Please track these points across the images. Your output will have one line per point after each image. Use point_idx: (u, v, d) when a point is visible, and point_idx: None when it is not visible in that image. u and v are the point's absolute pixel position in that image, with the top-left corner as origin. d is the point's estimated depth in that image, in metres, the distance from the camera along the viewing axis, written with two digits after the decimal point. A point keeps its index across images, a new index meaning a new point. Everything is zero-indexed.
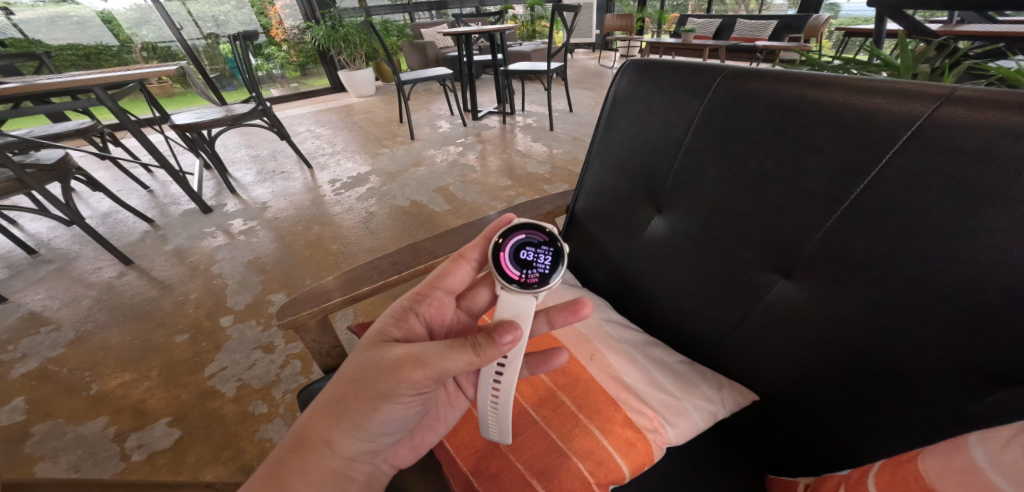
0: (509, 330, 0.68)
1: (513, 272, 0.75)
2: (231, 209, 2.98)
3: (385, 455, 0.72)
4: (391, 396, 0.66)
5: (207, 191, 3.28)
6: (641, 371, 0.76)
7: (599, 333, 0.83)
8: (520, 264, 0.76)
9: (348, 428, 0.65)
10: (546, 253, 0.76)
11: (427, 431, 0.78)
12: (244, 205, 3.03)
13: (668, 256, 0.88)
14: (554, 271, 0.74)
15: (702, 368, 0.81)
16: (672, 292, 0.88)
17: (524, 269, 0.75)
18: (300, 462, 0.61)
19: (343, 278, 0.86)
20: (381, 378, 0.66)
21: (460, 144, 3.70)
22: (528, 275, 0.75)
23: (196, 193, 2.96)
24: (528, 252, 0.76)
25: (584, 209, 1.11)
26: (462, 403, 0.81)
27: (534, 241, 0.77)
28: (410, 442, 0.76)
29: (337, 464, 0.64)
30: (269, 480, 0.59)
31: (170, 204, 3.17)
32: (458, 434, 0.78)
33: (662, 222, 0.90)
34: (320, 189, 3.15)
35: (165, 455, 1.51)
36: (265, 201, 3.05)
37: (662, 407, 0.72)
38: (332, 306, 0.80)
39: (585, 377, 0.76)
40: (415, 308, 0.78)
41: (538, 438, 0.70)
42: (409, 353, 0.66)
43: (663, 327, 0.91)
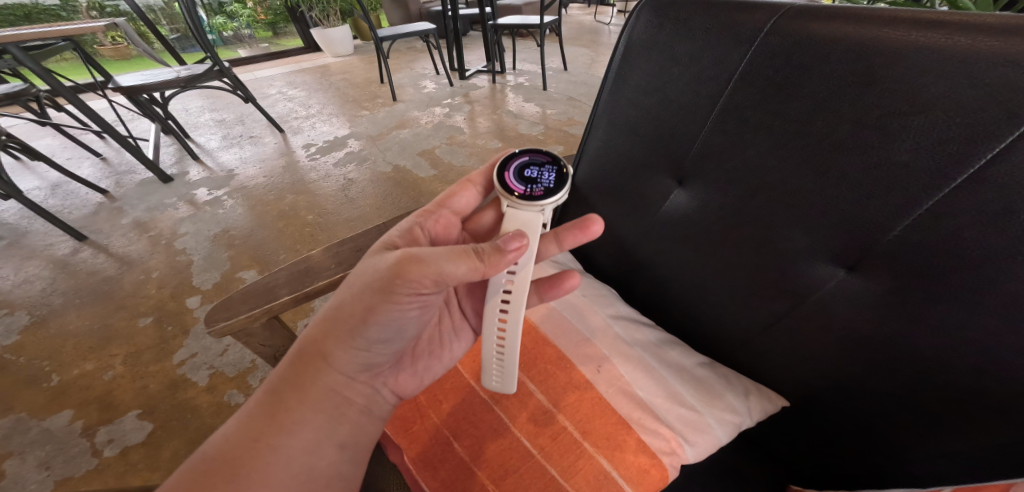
0: (516, 237, 0.58)
1: (515, 186, 0.65)
2: (195, 178, 2.72)
3: (386, 378, 0.64)
4: (390, 298, 0.55)
5: (169, 159, 3.00)
6: (656, 381, 0.62)
7: (605, 336, 0.66)
8: (522, 181, 0.65)
9: (343, 339, 0.57)
10: (550, 172, 0.65)
11: (427, 357, 0.69)
12: (209, 173, 2.77)
13: (692, 239, 0.75)
14: (559, 189, 0.63)
15: (724, 371, 0.69)
16: (695, 280, 0.75)
17: (527, 184, 0.64)
18: (299, 375, 0.56)
19: (296, 271, 0.72)
20: (373, 288, 0.55)
21: (446, 106, 3.41)
22: (532, 190, 0.64)
23: (153, 162, 2.68)
24: (532, 172, 0.66)
25: (587, 179, 0.95)
26: (467, 334, 0.73)
27: (539, 162, 0.66)
28: (410, 366, 0.67)
29: (335, 381, 0.57)
30: (270, 398, 0.54)
31: (129, 174, 2.89)
32: (437, 472, 0.58)
33: (685, 198, 0.76)
34: (293, 155, 2.89)
35: (139, 451, 1.40)
36: (234, 169, 2.79)
37: (681, 424, 0.59)
38: (281, 308, 0.66)
39: (590, 394, 0.60)
40: (421, 223, 0.70)
41: (533, 475, 0.55)
42: (407, 254, 0.55)
43: (680, 318, 0.80)
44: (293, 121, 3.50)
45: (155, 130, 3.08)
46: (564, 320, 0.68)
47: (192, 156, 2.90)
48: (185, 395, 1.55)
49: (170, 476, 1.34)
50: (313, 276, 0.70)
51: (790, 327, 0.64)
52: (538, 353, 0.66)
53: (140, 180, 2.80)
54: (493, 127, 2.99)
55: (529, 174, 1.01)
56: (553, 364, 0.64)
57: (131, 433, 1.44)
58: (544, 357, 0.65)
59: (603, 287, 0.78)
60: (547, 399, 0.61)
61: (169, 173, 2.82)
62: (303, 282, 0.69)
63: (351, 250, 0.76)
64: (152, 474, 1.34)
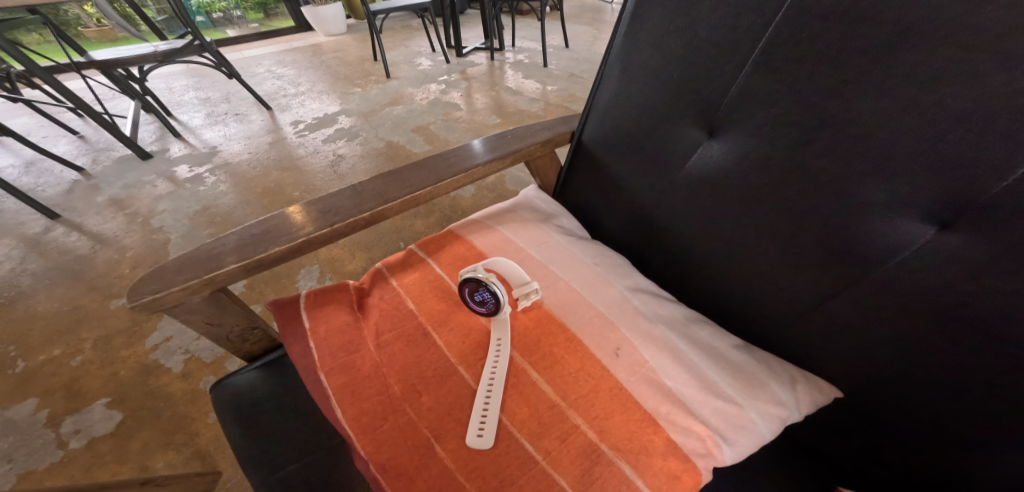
0: None
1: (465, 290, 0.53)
2: (176, 155, 2.52)
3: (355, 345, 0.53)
4: None
5: (146, 133, 2.79)
6: (686, 368, 0.50)
7: (623, 312, 0.53)
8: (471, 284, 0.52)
9: None
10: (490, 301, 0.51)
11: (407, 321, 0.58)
12: (191, 150, 2.57)
13: (725, 200, 0.62)
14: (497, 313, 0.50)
15: (762, 355, 0.57)
16: (728, 248, 0.63)
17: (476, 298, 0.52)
18: None
19: (248, 236, 0.59)
20: None
21: (443, 82, 3.24)
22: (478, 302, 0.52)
23: (132, 139, 2.48)
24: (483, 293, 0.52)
25: (596, 136, 0.82)
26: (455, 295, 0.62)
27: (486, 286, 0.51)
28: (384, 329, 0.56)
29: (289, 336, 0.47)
30: None
31: (103, 148, 2.69)
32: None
33: (719, 152, 0.62)
34: (279, 131, 2.73)
35: (107, 442, 1.29)
36: (216, 145, 2.60)
37: (717, 420, 0.48)
38: (232, 279, 0.55)
39: (607, 383, 0.46)
40: None
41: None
42: None
43: (707, 295, 0.68)
44: (280, 96, 3.27)
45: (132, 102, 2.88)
46: (571, 293, 0.55)
47: (172, 130, 2.68)
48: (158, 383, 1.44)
49: (141, 469, 1.23)
50: (270, 240, 0.58)
51: (850, 302, 0.52)
52: (539, 329, 0.51)
53: (114, 154, 2.58)
54: (492, 103, 2.83)
55: (529, 133, 0.88)
56: (559, 343, 0.49)
57: (98, 424, 1.32)
58: (547, 334, 0.50)
59: (615, 257, 0.66)
60: (551, 388, 0.46)
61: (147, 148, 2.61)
62: (255, 248, 0.57)
63: (317, 213, 0.64)
64: (121, 467, 1.24)
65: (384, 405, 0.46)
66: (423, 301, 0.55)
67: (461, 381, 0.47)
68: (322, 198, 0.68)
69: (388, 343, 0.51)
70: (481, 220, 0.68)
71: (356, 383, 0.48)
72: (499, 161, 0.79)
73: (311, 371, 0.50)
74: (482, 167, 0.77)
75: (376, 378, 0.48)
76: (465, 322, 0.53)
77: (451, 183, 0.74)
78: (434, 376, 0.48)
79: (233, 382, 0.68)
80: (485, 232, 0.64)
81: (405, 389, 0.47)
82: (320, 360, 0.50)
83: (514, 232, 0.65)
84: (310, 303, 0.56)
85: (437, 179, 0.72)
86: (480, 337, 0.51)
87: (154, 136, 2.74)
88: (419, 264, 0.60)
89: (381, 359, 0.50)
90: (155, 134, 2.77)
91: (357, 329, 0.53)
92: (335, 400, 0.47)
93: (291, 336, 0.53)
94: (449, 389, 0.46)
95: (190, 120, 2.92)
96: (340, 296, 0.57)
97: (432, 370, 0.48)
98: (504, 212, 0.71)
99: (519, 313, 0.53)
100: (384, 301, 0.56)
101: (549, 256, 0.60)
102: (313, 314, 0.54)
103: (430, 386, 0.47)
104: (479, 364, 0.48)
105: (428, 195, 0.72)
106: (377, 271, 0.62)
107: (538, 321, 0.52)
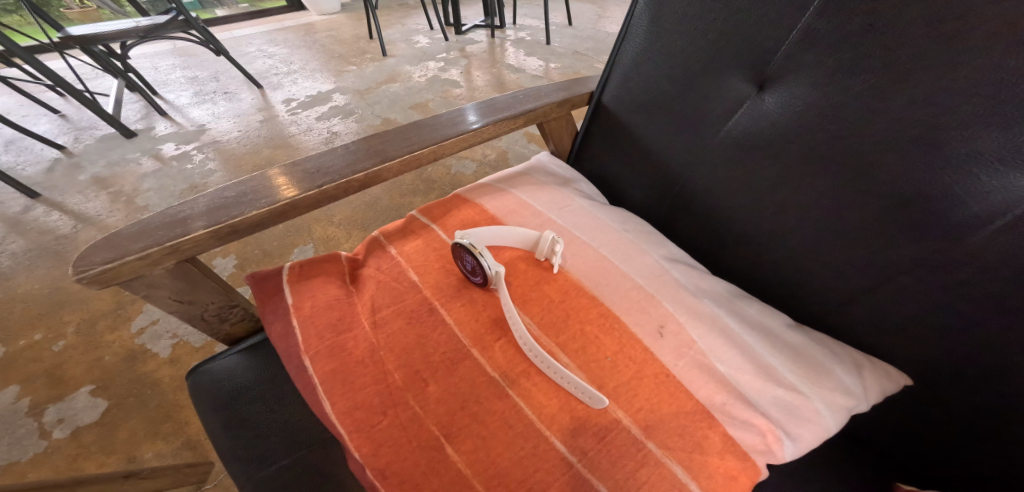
0: None
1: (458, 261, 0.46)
2: (162, 132, 2.38)
3: None
4: None
5: (130, 109, 2.62)
6: (740, 350, 0.42)
7: (664, 285, 0.45)
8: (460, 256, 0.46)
9: None
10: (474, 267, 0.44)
11: None
12: (178, 127, 2.41)
13: (778, 162, 0.53)
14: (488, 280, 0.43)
15: (819, 337, 0.49)
16: (777, 217, 0.55)
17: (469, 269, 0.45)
18: None
19: (218, 199, 0.50)
20: None
21: (441, 59, 3.10)
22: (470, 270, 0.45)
23: (114, 115, 2.32)
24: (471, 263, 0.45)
25: (619, 95, 0.72)
26: None
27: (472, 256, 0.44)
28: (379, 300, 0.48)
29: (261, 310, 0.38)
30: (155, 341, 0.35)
31: (84, 126, 2.53)
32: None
33: (772, 106, 0.53)
34: (271, 109, 2.59)
35: (92, 432, 1.18)
36: (205, 122, 2.45)
37: (778, 411, 0.40)
38: (203, 247, 0.47)
39: (651, 369, 0.38)
40: None
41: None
42: None
43: (747, 271, 0.60)
44: (273, 72, 3.04)
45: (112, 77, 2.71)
46: (601, 264, 0.47)
47: (157, 107, 2.54)
48: (147, 367, 1.32)
49: (129, 460, 1.13)
50: (246, 203, 0.50)
51: (933, 277, 0.44)
52: (566, 304, 0.43)
53: (97, 131, 2.44)
54: (493, 81, 2.70)
55: (541, 92, 0.79)
56: (591, 320, 0.41)
57: (83, 412, 1.22)
58: (576, 310, 0.42)
59: (646, 225, 0.57)
60: (584, 375, 0.38)
61: (130, 125, 2.46)
62: (227, 212, 0.48)
63: (302, 174, 0.55)
64: (107, 459, 1.13)
65: (381, 394, 0.38)
66: (428, 272, 0.47)
67: (474, 365, 0.39)
68: (308, 159, 0.59)
69: (387, 321, 0.43)
70: (493, 184, 0.62)
71: (348, 368, 0.40)
72: (510, 120, 0.71)
73: (294, 354, 0.42)
74: (492, 126, 0.69)
75: (372, 363, 0.40)
76: (478, 296, 0.45)
77: (456, 144, 0.67)
78: (442, 360, 0.40)
79: (213, 368, 0.60)
80: (499, 195, 0.58)
81: (406, 375, 0.39)
82: (305, 341, 0.42)
83: (531, 195, 0.58)
84: (294, 276, 0.47)
85: (441, 139, 0.65)
86: (496, 314, 0.43)
87: (138, 112, 2.58)
88: (422, 231, 0.53)
89: (379, 340, 0.42)
90: (138, 110, 2.61)
91: (350, 305, 0.45)
92: (321, 389, 0.39)
93: (271, 313, 0.45)
94: (460, 376, 0.39)
95: (176, 97, 2.75)
96: (331, 267, 0.49)
97: (439, 353, 0.40)
98: (517, 176, 0.64)
99: (541, 286, 0.45)
100: (382, 271, 0.48)
101: (572, 222, 0.53)
102: (297, 287, 0.46)
103: (437, 372, 0.39)
104: (496, 345, 0.40)
105: (432, 156, 0.65)
106: (374, 240, 0.54)
107: (564, 296, 0.44)
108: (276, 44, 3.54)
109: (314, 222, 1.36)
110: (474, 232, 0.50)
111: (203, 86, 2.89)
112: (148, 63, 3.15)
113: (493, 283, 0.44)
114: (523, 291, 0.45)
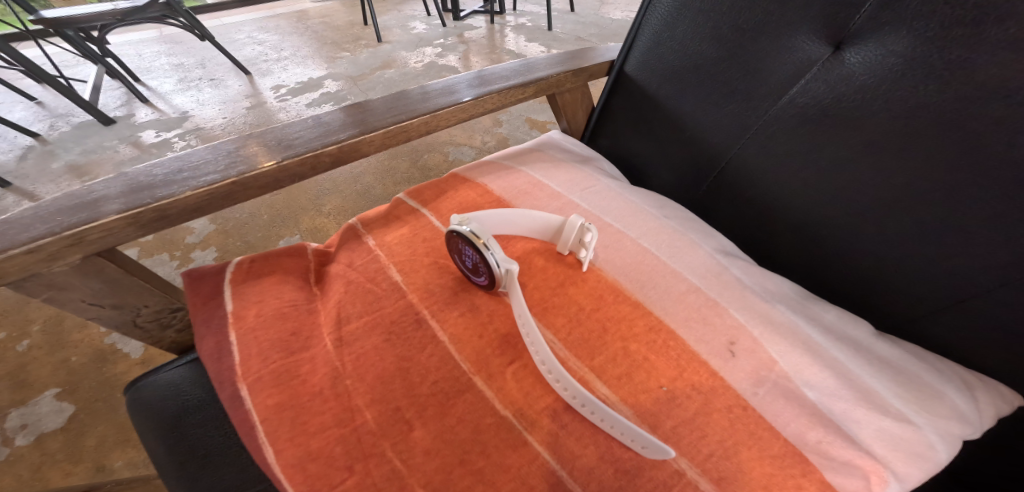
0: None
1: (454, 255, 0.36)
2: (143, 118, 2.20)
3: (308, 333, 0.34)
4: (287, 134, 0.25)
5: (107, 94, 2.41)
6: (831, 369, 0.32)
7: (726, 286, 0.35)
8: (455, 249, 0.36)
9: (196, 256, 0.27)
10: (474, 263, 0.34)
11: None
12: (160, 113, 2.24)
13: (859, 136, 0.42)
14: (495, 282, 0.34)
15: (911, 348, 0.39)
16: (852, 204, 0.44)
17: (468, 265, 0.35)
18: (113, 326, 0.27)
19: (145, 177, 0.39)
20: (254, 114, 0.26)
21: (438, 44, 2.89)
22: (470, 267, 0.35)
23: (89, 101, 2.13)
24: (470, 258, 0.35)
25: (649, 63, 0.60)
26: None
27: (470, 253, 0.34)
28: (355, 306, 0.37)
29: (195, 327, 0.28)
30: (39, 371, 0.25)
31: (61, 112, 2.30)
32: None
33: (853, 68, 0.42)
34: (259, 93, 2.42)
35: (57, 440, 0.91)
36: (188, 108, 2.27)
37: (885, 448, 0.29)
38: (118, 237, 0.36)
39: (721, 401, 0.29)
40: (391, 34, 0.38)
41: None
42: None
43: (802, 269, 0.50)
44: (263, 59, 2.74)
45: (91, 63, 2.40)
46: (641, 260, 0.37)
47: (138, 94, 2.30)
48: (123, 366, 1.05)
49: (97, 469, 0.87)
50: (181, 180, 0.39)
51: None
52: (601, 314, 0.34)
53: (75, 118, 2.24)
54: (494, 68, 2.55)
55: (551, 60, 0.68)
56: (637, 337, 0.32)
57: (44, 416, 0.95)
58: (614, 324, 0.33)
59: (686, 211, 0.47)
60: (630, 411, 0.29)
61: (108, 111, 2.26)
62: (151, 192, 0.37)
63: (259, 146, 0.44)
64: (72, 466, 0.87)
65: (345, 440, 0.27)
66: (415, 271, 0.37)
67: (477, 400, 0.29)
68: (270, 130, 0.48)
69: (359, 337, 0.32)
70: (499, 161, 0.51)
71: (300, 403, 0.29)
72: (517, 89, 0.60)
73: (227, 379, 0.31)
74: (496, 95, 0.58)
75: (334, 395, 0.29)
76: (481, 301, 0.35)
77: (452, 115, 0.56)
78: (434, 392, 0.29)
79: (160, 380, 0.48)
80: (506, 173, 0.48)
81: (382, 413, 0.28)
82: (243, 363, 0.31)
83: (546, 175, 0.48)
84: (240, 275, 0.37)
85: (434, 108, 0.54)
86: (508, 329, 0.33)
87: (119, 98, 2.35)
88: (409, 217, 0.43)
89: (345, 363, 0.31)
90: (119, 97, 2.36)
91: (310, 313, 0.35)
92: (261, 428, 0.28)
93: (204, 324, 0.34)
94: (458, 415, 0.28)
95: (159, 83, 2.46)
96: (290, 264, 0.39)
97: (428, 382, 0.30)
98: (527, 153, 0.54)
99: (565, 289, 0.36)
100: (354, 269, 0.38)
101: (598, 207, 0.43)
102: (242, 290, 0.36)
103: (427, 408, 0.29)
104: (507, 372, 0.30)
105: (423, 128, 0.54)
106: (350, 228, 0.43)
107: (599, 304, 0.34)
108: (265, 30, 3.16)
109: (301, 211, 1.21)
110: (478, 215, 0.39)
111: (188, 73, 2.59)
112: (132, 48, 2.79)
113: (501, 286, 0.34)
114: (542, 296, 0.36)
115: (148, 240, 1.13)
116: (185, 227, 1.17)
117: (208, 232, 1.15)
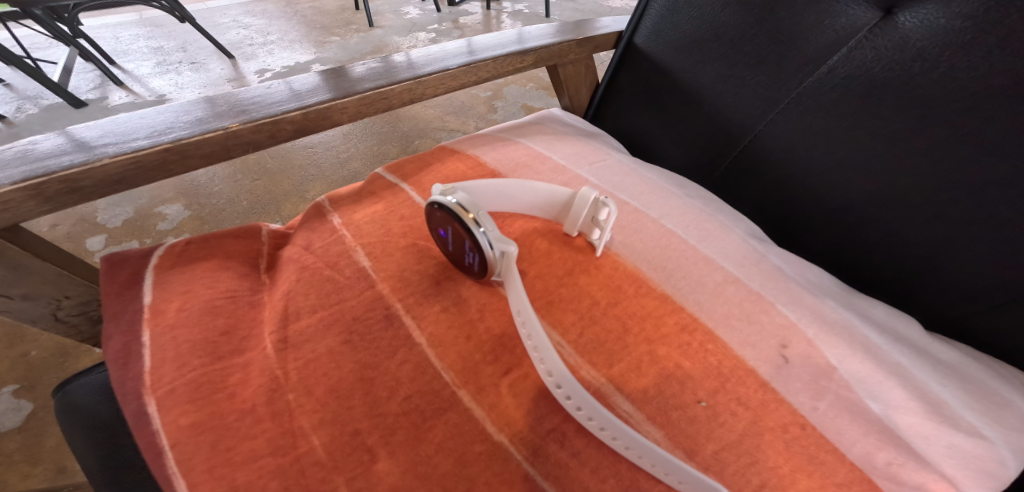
0: None
1: (439, 238, 0.31)
2: (84, 66, 1.68)
3: (261, 334, 0.28)
4: None
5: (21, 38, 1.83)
6: (884, 370, 0.26)
7: (767, 278, 0.30)
8: (442, 231, 0.30)
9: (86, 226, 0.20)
10: (457, 243, 0.29)
11: None
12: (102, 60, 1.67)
13: (913, 108, 0.36)
14: (487, 270, 0.29)
15: (967, 350, 0.33)
16: (902, 187, 0.37)
17: (454, 250, 0.30)
18: None
19: (54, 143, 0.32)
20: None
21: (432, 30, 2.17)
22: (455, 252, 0.30)
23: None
24: (454, 241, 0.29)
25: (663, 33, 0.54)
26: None
27: (455, 234, 0.29)
28: None
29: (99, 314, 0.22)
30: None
31: (30, 94, 1.52)
32: None
33: (910, 30, 0.36)
34: (225, 37, 1.97)
35: (9, 442, 0.62)
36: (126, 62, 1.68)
37: (959, 467, 0.24)
38: (15, 214, 0.29)
39: (773, 418, 0.24)
40: None
41: None
42: None
43: (832, 259, 0.44)
44: (247, 42, 1.91)
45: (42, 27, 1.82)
46: (667, 244, 0.32)
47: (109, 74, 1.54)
48: (90, 361, 0.73)
49: (63, 475, 0.60)
50: (102, 146, 0.32)
51: None
52: (620, 310, 0.28)
53: (44, 99, 1.47)
54: None
55: (552, 28, 0.61)
56: (666, 339, 0.27)
57: None
58: (637, 323, 0.28)
59: (707, 192, 0.42)
60: (661, 434, 0.23)
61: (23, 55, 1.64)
62: (57, 160, 0.30)
63: (206, 110, 0.37)
64: (32, 469, 0.60)
65: (285, 472, 0.22)
66: (388, 255, 0.32)
67: (461, 421, 0.24)
68: (225, 93, 0.41)
69: (310, 339, 0.27)
70: (493, 133, 0.45)
71: (224, 423, 0.23)
72: (515, 57, 0.53)
73: (135, 388, 0.26)
74: (490, 62, 0.51)
75: (270, 414, 0.24)
76: (469, 293, 0.30)
77: (440, 82, 0.49)
78: (405, 411, 0.24)
79: (104, 375, 0.36)
80: (501, 144, 0.42)
81: (336, 438, 0.23)
82: (156, 369, 0.26)
83: (549, 147, 0.42)
84: (168, 260, 0.32)
85: (419, 73, 0.47)
86: (503, 329, 0.28)
87: (92, 80, 1.59)
88: (386, 192, 0.38)
89: (288, 373, 0.26)
90: (92, 79, 1.60)
91: (251, 307, 0.30)
92: (172, 455, 0.23)
93: (115, 321, 0.29)
94: (437, 442, 0.23)
95: (136, 66, 1.67)
96: (235, 246, 0.35)
97: (398, 398, 0.25)
98: (526, 125, 0.47)
99: (574, 278, 0.31)
100: (315, 254, 0.33)
101: (610, 184, 0.38)
102: (167, 277, 0.31)
103: (396, 431, 0.23)
104: (502, 385, 0.25)
105: (406, 96, 0.47)
106: (314, 206, 0.38)
107: (615, 300, 0.29)
108: (253, 14, 2.23)
109: (284, 197, 1.03)
110: (467, 186, 0.33)
111: (168, 56, 1.76)
112: (107, 30, 1.94)
113: (495, 274, 0.29)
114: (546, 287, 0.30)
115: (115, 226, 0.95)
116: (156, 212, 0.98)
117: (182, 217, 0.97)
